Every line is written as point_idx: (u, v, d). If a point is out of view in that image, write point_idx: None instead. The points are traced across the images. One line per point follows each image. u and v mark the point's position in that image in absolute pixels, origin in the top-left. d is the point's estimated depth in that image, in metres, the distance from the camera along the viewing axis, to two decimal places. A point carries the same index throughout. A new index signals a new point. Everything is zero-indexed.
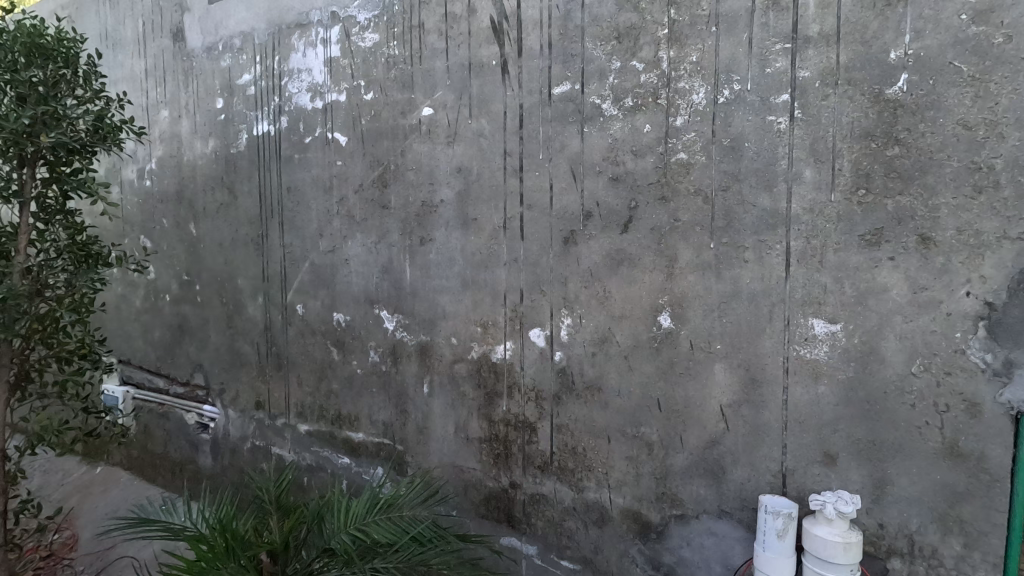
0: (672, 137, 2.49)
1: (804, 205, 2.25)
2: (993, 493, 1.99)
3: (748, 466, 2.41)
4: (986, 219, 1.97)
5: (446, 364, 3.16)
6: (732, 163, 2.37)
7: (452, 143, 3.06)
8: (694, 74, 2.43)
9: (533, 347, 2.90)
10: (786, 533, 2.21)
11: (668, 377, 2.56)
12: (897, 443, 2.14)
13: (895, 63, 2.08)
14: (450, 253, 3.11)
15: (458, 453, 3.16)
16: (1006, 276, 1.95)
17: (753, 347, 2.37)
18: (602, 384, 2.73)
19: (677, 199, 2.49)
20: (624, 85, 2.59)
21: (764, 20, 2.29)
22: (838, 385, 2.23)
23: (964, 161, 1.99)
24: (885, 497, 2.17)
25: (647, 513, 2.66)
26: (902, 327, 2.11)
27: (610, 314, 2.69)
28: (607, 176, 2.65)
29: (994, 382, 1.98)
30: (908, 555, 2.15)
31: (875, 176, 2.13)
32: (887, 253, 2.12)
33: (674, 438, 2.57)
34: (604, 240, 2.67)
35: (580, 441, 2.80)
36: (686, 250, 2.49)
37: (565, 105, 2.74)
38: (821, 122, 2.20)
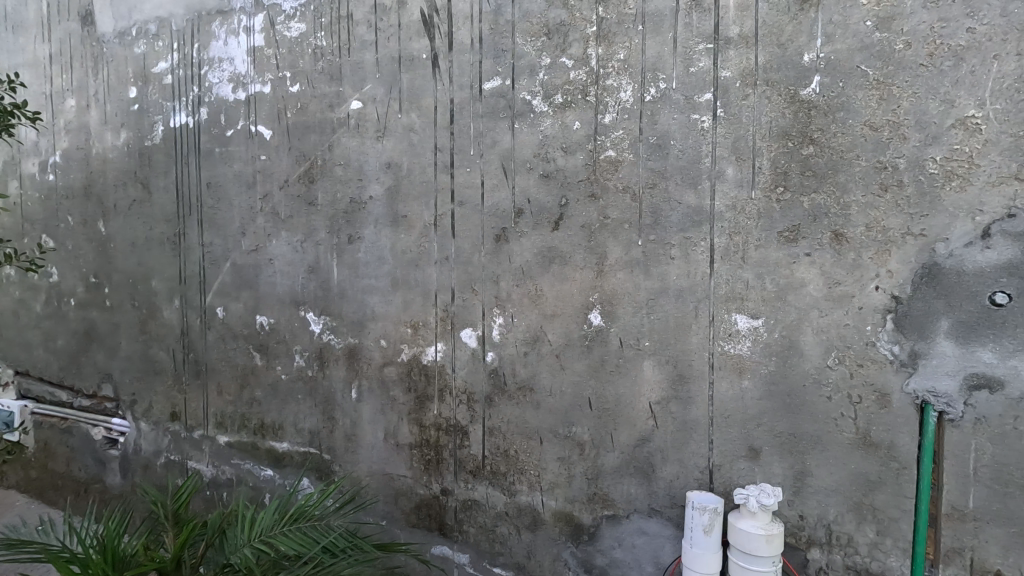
0: (600, 135, 2.49)
1: (726, 203, 2.29)
2: (902, 481, 2.07)
3: (676, 463, 2.41)
4: (892, 215, 2.05)
5: (376, 368, 3.03)
6: (659, 161, 2.39)
7: (382, 137, 2.96)
8: (622, 72, 2.45)
9: (464, 348, 2.82)
10: (712, 529, 2.22)
11: (599, 375, 2.54)
12: (815, 435, 2.19)
13: (808, 65, 2.15)
14: (380, 252, 2.99)
15: (388, 461, 3.03)
16: (911, 271, 2.03)
17: (680, 343, 2.39)
18: (534, 384, 2.68)
19: (607, 196, 2.49)
20: (554, 82, 2.57)
21: (688, 21, 2.33)
22: (760, 379, 2.26)
23: (872, 161, 2.07)
24: (805, 489, 2.21)
25: (579, 515, 2.62)
26: (818, 321, 2.17)
27: (541, 312, 2.64)
28: (538, 173, 2.62)
29: (901, 372, 2.06)
30: (826, 545, 2.20)
31: (792, 174, 2.19)
32: (804, 249, 2.18)
33: (605, 437, 2.55)
34: (535, 237, 2.64)
35: (512, 444, 2.74)
36: (615, 247, 2.48)
37: (495, 100, 2.70)
38: (741, 121, 2.25)
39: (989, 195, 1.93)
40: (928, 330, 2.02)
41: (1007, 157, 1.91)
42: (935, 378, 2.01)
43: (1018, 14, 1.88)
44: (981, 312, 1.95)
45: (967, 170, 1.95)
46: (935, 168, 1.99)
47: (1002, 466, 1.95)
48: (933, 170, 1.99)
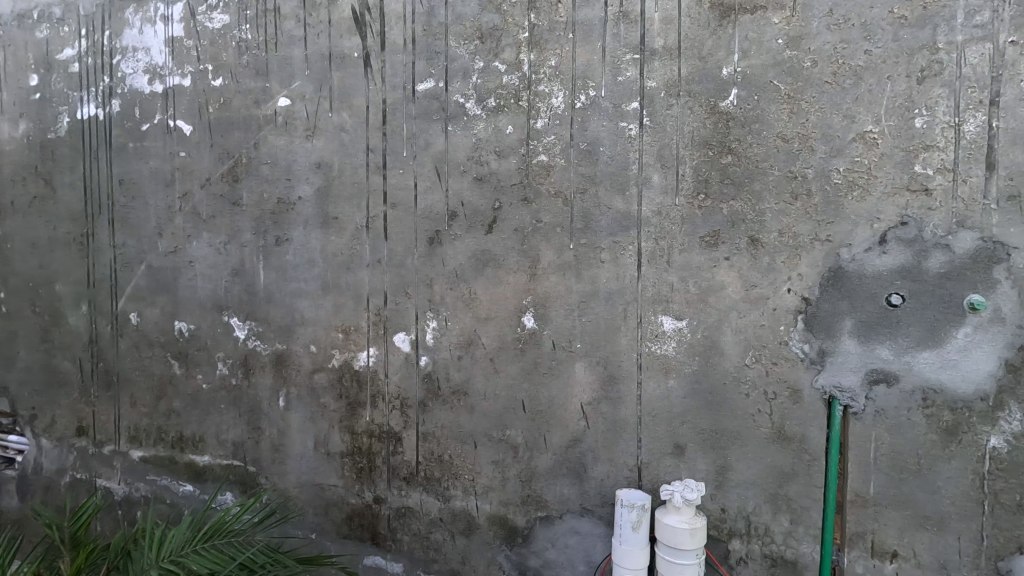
0: (533, 139, 2.52)
1: (652, 208, 2.37)
2: (812, 471, 2.21)
3: (607, 462, 2.47)
4: (802, 222, 2.19)
5: (305, 374, 2.93)
6: (589, 166, 2.44)
7: (311, 137, 2.87)
8: (554, 79, 2.49)
9: (398, 353, 2.77)
10: (640, 525, 2.28)
11: (533, 378, 2.56)
12: (736, 430, 2.29)
13: (726, 78, 2.26)
14: (310, 254, 2.89)
15: (318, 471, 2.92)
16: (819, 274, 2.17)
17: (610, 344, 2.44)
18: (468, 388, 2.66)
19: (539, 200, 2.52)
20: (487, 85, 2.58)
21: (616, 31, 2.40)
22: (685, 379, 2.35)
23: (784, 170, 2.20)
24: (726, 482, 2.31)
25: (513, 518, 2.62)
26: (737, 322, 2.28)
27: (475, 315, 2.64)
28: (471, 176, 2.62)
29: (811, 369, 2.20)
30: (745, 536, 2.30)
31: (712, 182, 2.29)
32: (724, 253, 2.28)
33: (539, 439, 2.57)
34: (469, 240, 2.63)
35: (447, 448, 2.71)
36: (548, 251, 2.51)
37: (429, 102, 2.68)
38: (666, 130, 2.34)
39: (885, 204, 2.09)
40: (834, 329, 2.17)
41: (899, 170, 2.08)
42: (840, 374, 2.16)
43: (908, 40, 2.06)
44: (880, 312, 2.11)
45: (866, 181, 2.11)
46: (839, 179, 2.14)
47: (898, 454, 2.12)
48: (838, 180, 2.14)
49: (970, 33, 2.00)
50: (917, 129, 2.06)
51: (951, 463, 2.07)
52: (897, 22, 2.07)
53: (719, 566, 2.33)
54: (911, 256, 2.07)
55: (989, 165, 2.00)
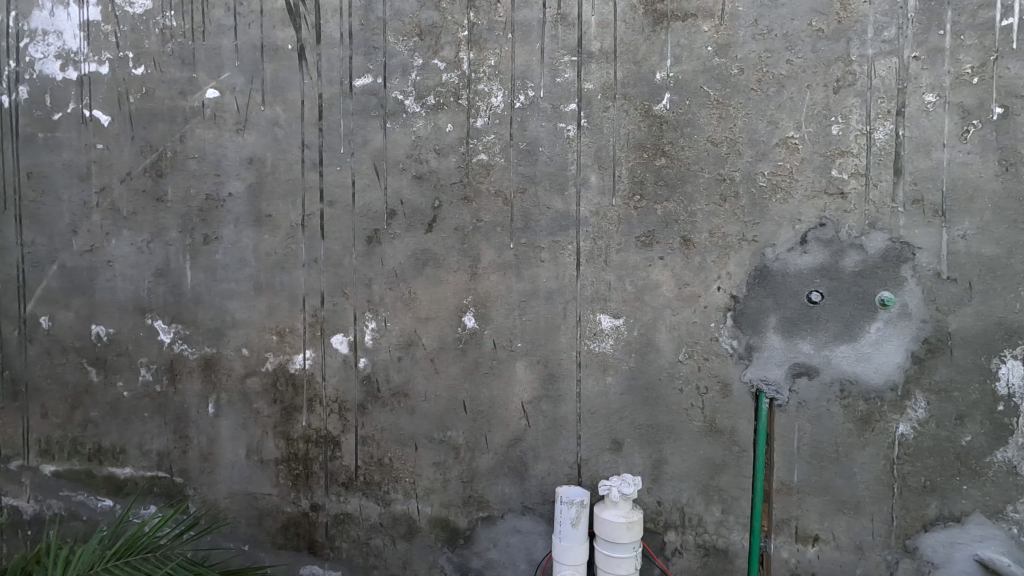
0: (473, 138, 2.52)
1: (590, 208, 2.40)
2: (741, 462, 2.30)
3: (548, 460, 2.48)
4: (731, 223, 2.28)
5: (236, 379, 2.80)
6: (528, 166, 2.46)
7: (242, 131, 2.75)
8: (493, 78, 2.49)
9: (335, 355, 2.69)
10: (579, 521, 2.31)
11: (474, 378, 2.55)
12: (671, 424, 2.36)
13: (659, 83, 2.33)
14: (241, 253, 2.77)
15: (251, 479, 2.80)
16: (746, 272, 2.27)
17: (550, 343, 2.46)
18: (408, 389, 2.62)
19: (480, 199, 2.51)
20: (426, 83, 2.56)
21: (554, 33, 2.42)
22: (622, 376, 2.40)
23: (714, 173, 2.29)
24: (662, 476, 2.37)
25: (455, 520, 2.60)
26: (671, 319, 2.35)
27: (415, 315, 2.60)
28: (411, 174, 2.58)
29: (740, 364, 2.29)
30: (680, 527, 2.37)
31: (647, 183, 2.35)
32: (658, 253, 2.35)
33: (480, 439, 2.56)
34: (409, 239, 2.59)
35: (387, 451, 2.65)
36: (488, 250, 2.51)
37: (367, 98, 2.62)
38: (603, 132, 2.39)
39: (806, 207, 2.21)
40: (760, 325, 2.27)
41: (818, 174, 2.20)
42: (766, 368, 2.26)
43: (825, 51, 2.18)
44: (802, 308, 2.22)
45: (788, 184, 2.22)
46: (765, 182, 2.24)
47: (818, 443, 2.24)
48: (763, 183, 2.24)
49: (879, 47, 2.14)
50: (834, 135, 2.19)
51: (865, 450, 2.20)
52: (815, 35, 2.19)
53: (656, 557, 2.39)
54: (829, 255, 2.20)
55: (896, 170, 2.14)
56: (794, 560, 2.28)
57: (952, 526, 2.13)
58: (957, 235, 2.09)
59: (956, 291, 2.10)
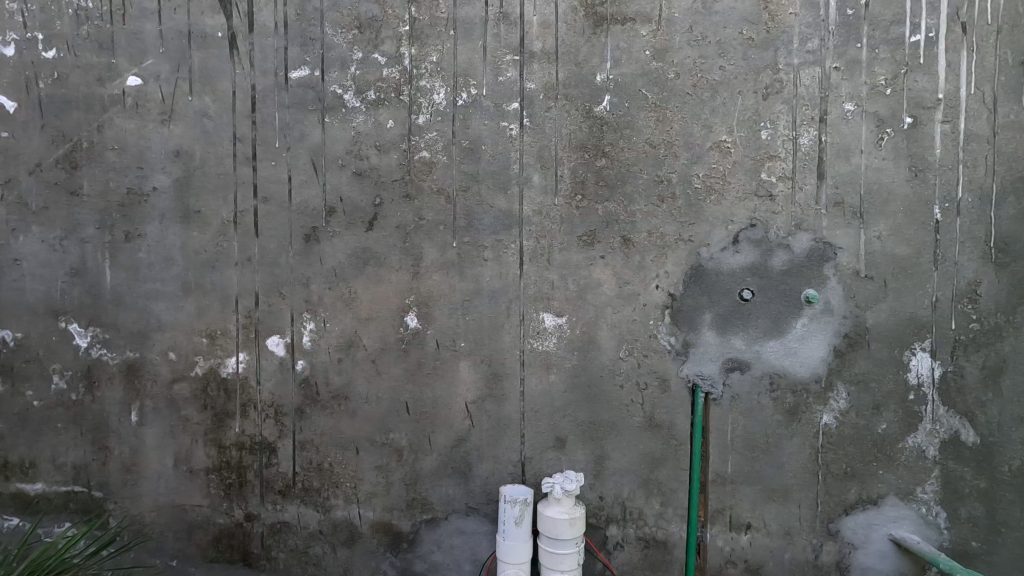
0: (414, 135, 2.48)
1: (533, 207, 2.41)
2: (679, 455, 2.37)
3: (492, 460, 2.48)
4: (668, 223, 2.34)
5: (162, 385, 2.63)
6: (471, 165, 2.45)
7: (167, 122, 2.59)
8: (435, 75, 2.46)
9: (271, 357, 2.58)
10: (522, 520, 2.32)
11: (416, 379, 2.51)
12: (612, 421, 2.40)
13: (600, 84, 2.37)
14: (167, 251, 2.61)
15: (180, 490, 2.65)
16: (683, 271, 2.34)
17: (494, 342, 2.46)
18: (349, 392, 2.55)
19: (422, 197, 2.48)
20: (366, 77, 2.49)
21: (496, 31, 2.42)
22: (565, 374, 2.42)
23: (652, 174, 2.35)
24: (604, 471, 2.42)
25: (398, 524, 2.55)
26: (612, 318, 2.39)
27: (355, 316, 2.53)
28: (350, 170, 2.51)
29: (677, 359, 2.36)
30: (621, 521, 2.42)
31: (588, 183, 2.38)
32: (599, 252, 2.38)
33: (423, 440, 2.52)
34: (348, 237, 2.52)
35: (326, 456, 2.57)
36: (431, 249, 2.48)
37: (303, 91, 2.53)
38: (545, 131, 2.40)
39: (738, 208, 2.30)
40: (695, 322, 2.35)
41: (749, 177, 2.29)
42: (701, 363, 2.35)
43: (754, 59, 2.28)
44: (734, 306, 2.32)
45: (721, 186, 2.31)
46: (699, 184, 2.32)
47: (749, 434, 2.34)
48: (698, 185, 2.32)
49: (803, 57, 2.25)
50: (763, 140, 2.29)
51: (792, 440, 2.31)
52: (746, 43, 2.28)
53: (598, 552, 2.43)
54: (759, 255, 2.30)
55: (819, 174, 2.26)
56: (728, 548, 2.37)
57: (869, 509, 2.27)
58: (873, 236, 2.23)
59: (873, 289, 2.24)
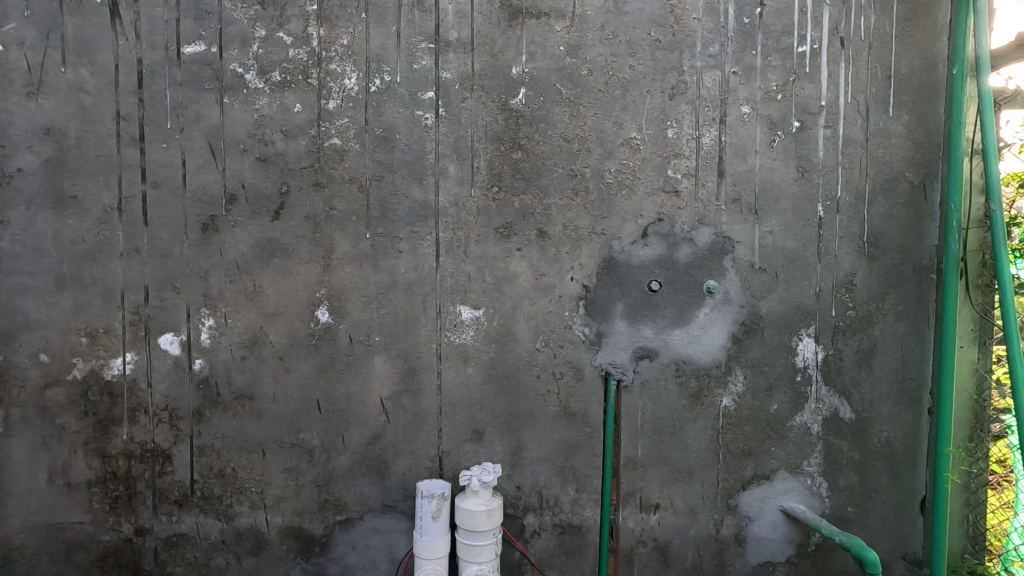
0: (324, 121, 2.36)
1: (449, 199, 2.39)
2: (593, 442, 2.44)
3: (408, 455, 2.43)
4: (582, 217, 2.40)
5: (32, 391, 2.35)
6: (385, 154, 2.37)
7: (34, 95, 2.30)
8: (346, 58, 2.36)
9: (163, 357, 2.38)
10: (440, 515, 2.29)
11: (328, 375, 2.41)
12: (529, 411, 2.43)
13: (516, 77, 2.37)
14: (36, 241, 2.32)
15: (56, 507, 2.38)
16: (596, 263, 2.41)
17: (410, 336, 2.41)
18: (254, 391, 2.40)
19: (333, 186, 2.37)
20: (271, 57, 2.35)
21: (410, 17, 2.35)
22: (483, 366, 2.42)
23: (566, 168, 2.39)
24: (521, 461, 2.44)
25: (309, 527, 2.44)
26: (528, 309, 2.42)
27: (260, 310, 2.38)
28: (253, 155, 2.36)
29: (591, 349, 2.43)
30: (538, 509, 2.47)
31: (505, 175, 2.39)
32: (516, 245, 2.40)
33: (335, 439, 2.42)
34: (252, 227, 2.37)
35: (229, 461, 2.41)
36: (343, 240, 2.38)
37: (198, 68, 2.33)
38: (461, 122, 2.38)
39: (647, 203, 2.40)
40: (608, 313, 2.43)
41: (656, 173, 2.40)
42: (613, 352, 2.43)
43: (661, 60, 2.38)
44: (644, 296, 2.42)
45: (631, 182, 2.40)
46: (611, 178, 2.39)
47: (658, 419, 2.45)
48: (610, 179, 2.40)
49: (706, 61, 2.38)
50: (669, 138, 2.39)
51: (696, 422, 2.45)
52: (654, 44, 2.38)
53: (516, 541, 2.46)
54: (666, 248, 2.41)
55: (719, 172, 2.40)
56: (639, 529, 2.48)
57: (763, 483, 2.46)
58: (766, 231, 2.41)
59: (766, 280, 2.42)
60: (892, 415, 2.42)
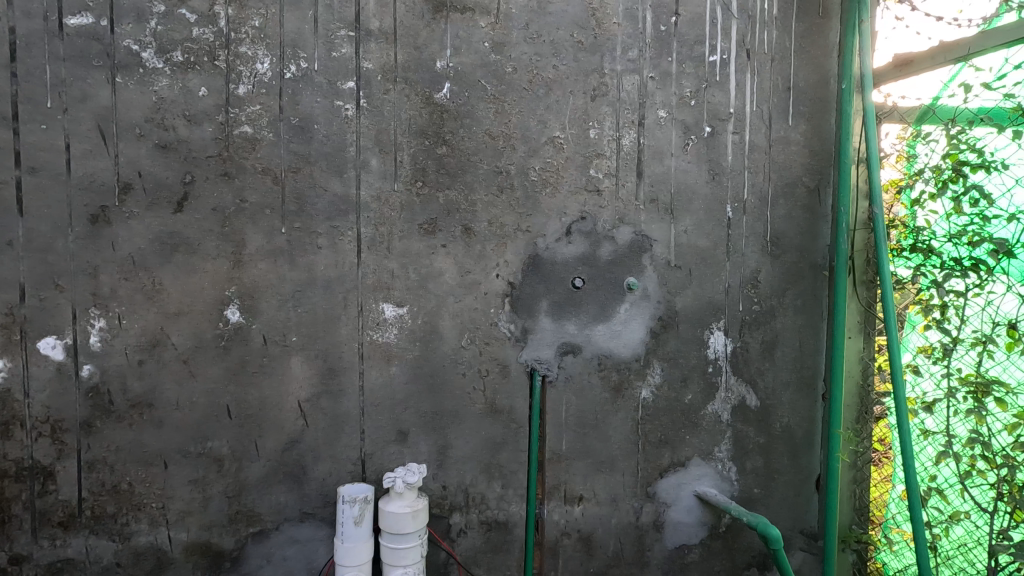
0: (234, 107, 2.21)
1: (371, 193, 2.31)
2: (518, 437, 2.46)
3: (328, 460, 2.33)
4: (507, 214, 2.41)
5: None
6: (302, 144, 2.26)
7: None
8: (258, 41, 2.22)
9: (44, 363, 2.12)
10: (362, 519, 2.21)
11: (239, 379, 2.26)
12: (454, 409, 2.41)
13: (440, 71, 2.34)
14: None
15: None
16: (521, 260, 2.43)
17: (330, 335, 2.31)
18: (154, 399, 2.20)
19: (243, 177, 2.23)
20: (171, 35, 2.16)
21: (328, 3, 2.25)
22: (407, 365, 2.37)
23: (491, 165, 2.39)
24: (447, 460, 2.42)
25: (218, 542, 2.28)
26: (454, 307, 2.39)
27: (160, 310, 2.19)
28: (151, 141, 2.16)
29: (517, 346, 2.45)
30: (464, 507, 2.45)
31: (429, 170, 2.35)
32: (441, 241, 2.36)
33: (247, 446, 2.28)
34: (150, 219, 2.17)
35: (124, 475, 2.20)
36: (255, 235, 2.24)
37: (85, 42, 2.11)
38: (383, 115, 2.31)
39: (570, 201, 2.44)
40: (533, 310, 2.45)
41: (579, 172, 2.45)
42: (538, 349, 2.46)
43: (584, 62, 2.43)
44: (567, 293, 2.47)
45: (555, 180, 2.43)
46: (535, 176, 2.42)
47: (581, 413, 2.51)
48: (534, 177, 2.42)
49: (625, 65, 2.46)
50: (591, 139, 2.45)
51: (617, 415, 2.53)
52: (576, 46, 2.43)
53: (442, 541, 2.43)
54: (589, 246, 2.47)
55: (638, 173, 2.49)
56: (563, 521, 2.52)
57: (679, 470, 2.58)
58: (681, 230, 2.53)
59: (681, 277, 2.54)
60: (791, 401, 2.62)
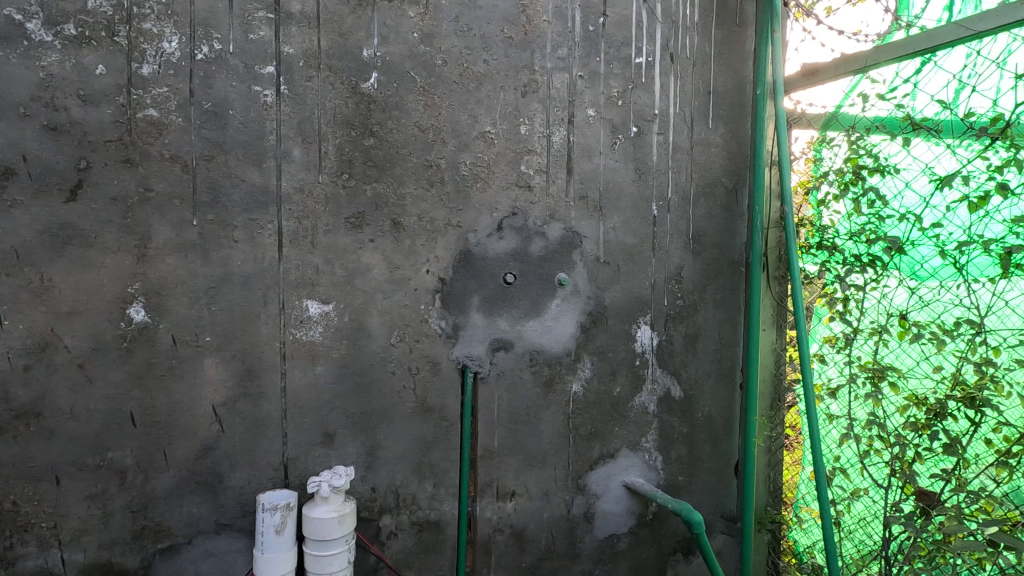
0: (136, 88, 2.04)
1: (294, 184, 2.20)
2: (450, 435, 2.43)
3: (247, 466, 2.20)
4: (438, 209, 2.37)
5: None
6: (215, 131, 2.11)
7: None
8: (164, 18, 2.05)
9: None
10: (284, 527, 2.10)
11: (144, 383, 2.08)
12: (384, 409, 2.34)
13: (366, 60, 2.26)
14: None
15: None
16: (452, 256, 2.39)
17: (248, 334, 2.18)
18: (43, 407, 1.99)
19: (148, 164, 2.06)
20: (62, 6, 1.96)
21: None
22: (333, 364, 2.27)
23: (421, 159, 2.34)
24: (376, 461, 2.34)
25: (121, 561, 2.09)
26: (382, 303, 2.32)
27: (50, 309, 1.98)
28: (38, 122, 1.95)
29: (448, 343, 2.41)
30: (395, 509, 2.39)
31: (356, 162, 2.27)
32: (368, 235, 2.29)
33: (155, 455, 2.11)
34: (37, 209, 1.96)
35: (6, 494, 1.97)
36: (162, 227, 2.07)
37: None
38: (306, 103, 2.20)
39: (501, 197, 2.44)
40: (464, 306, 2.42)
41: (510, 168, 2.44)
42: (470, 345, 2.44)
43: (515, 57, 2.43)
44: (499, 289, 2.46)
45: (486, 176, 2.42)
46: (466, 171, 2.39)
47: (513, 408, 2.51)
48: (465, 172, 2.39)
49: (555, 62, 2.48)
50: (522, 135, 2.46)
51: (549, 409, 2.55)
52: (507, 41, 2.42)
53: (371, 545, 2.36)
54: (520, 241, 2.48)
55: (568, 170, 2.52)
56: (496, 517, 2.51)
57: (609, 462, 2.64)
58: (609, 227, 2.58)
59: (610, 272, 2.59)
60: (713, 391, 2.75)
